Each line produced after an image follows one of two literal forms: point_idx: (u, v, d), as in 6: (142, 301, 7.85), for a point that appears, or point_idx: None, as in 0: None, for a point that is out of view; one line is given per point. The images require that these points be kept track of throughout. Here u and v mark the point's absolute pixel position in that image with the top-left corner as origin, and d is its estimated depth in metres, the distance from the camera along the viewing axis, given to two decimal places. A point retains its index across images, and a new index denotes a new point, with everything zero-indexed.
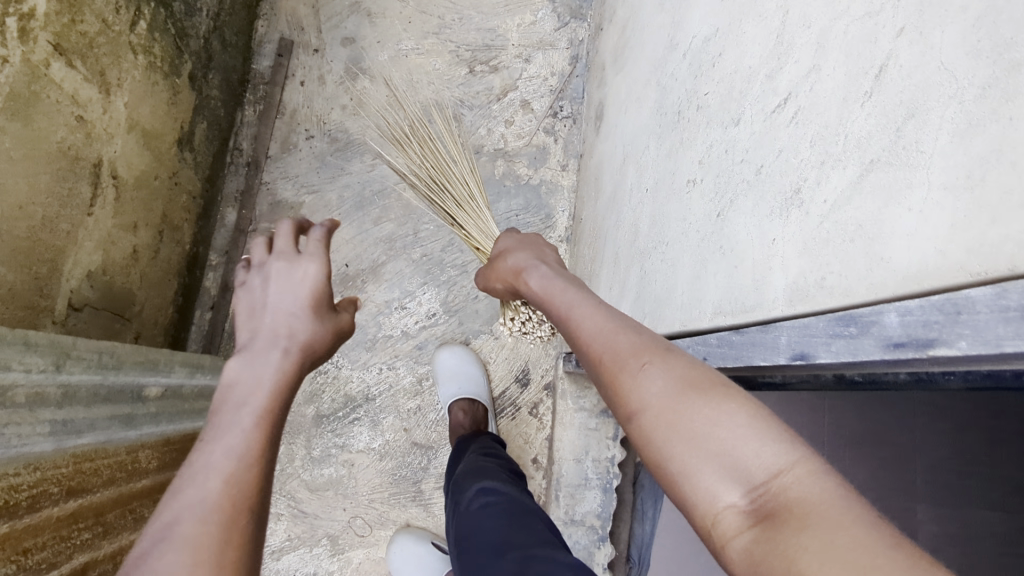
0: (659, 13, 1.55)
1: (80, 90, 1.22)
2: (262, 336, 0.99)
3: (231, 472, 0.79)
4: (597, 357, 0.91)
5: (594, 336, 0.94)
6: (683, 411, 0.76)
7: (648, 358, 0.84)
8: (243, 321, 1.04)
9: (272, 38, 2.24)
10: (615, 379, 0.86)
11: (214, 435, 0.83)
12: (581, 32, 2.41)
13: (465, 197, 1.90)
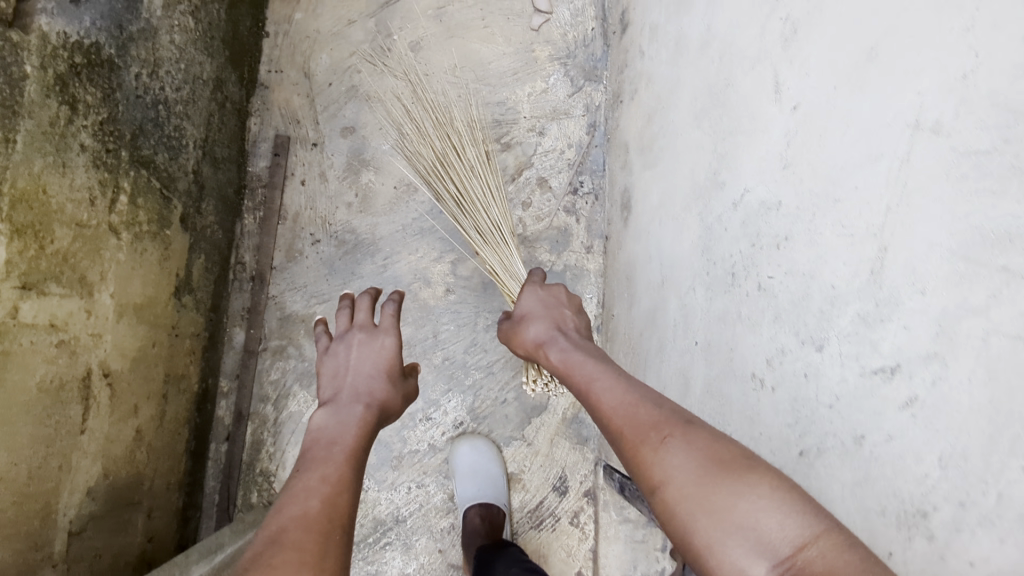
0: (696, 128, 1.37)
1: (59, 313, 1.09)
2: (350, 395, 1.31)
3: (327, 495, 1.01)
4: (621, 429, 0.97)
5: (617, 409, 1.01)
6: (707, 486, 0.83)
7: (668, 432, 0.91)
8: (328, 381, 1.38)
9: (266, 135, 2.07)
10: (638, 450, 0.92)
11: (323, 462, 1.09)
12: (597, 96, 2.22)
13: (489, 228, 1.82)
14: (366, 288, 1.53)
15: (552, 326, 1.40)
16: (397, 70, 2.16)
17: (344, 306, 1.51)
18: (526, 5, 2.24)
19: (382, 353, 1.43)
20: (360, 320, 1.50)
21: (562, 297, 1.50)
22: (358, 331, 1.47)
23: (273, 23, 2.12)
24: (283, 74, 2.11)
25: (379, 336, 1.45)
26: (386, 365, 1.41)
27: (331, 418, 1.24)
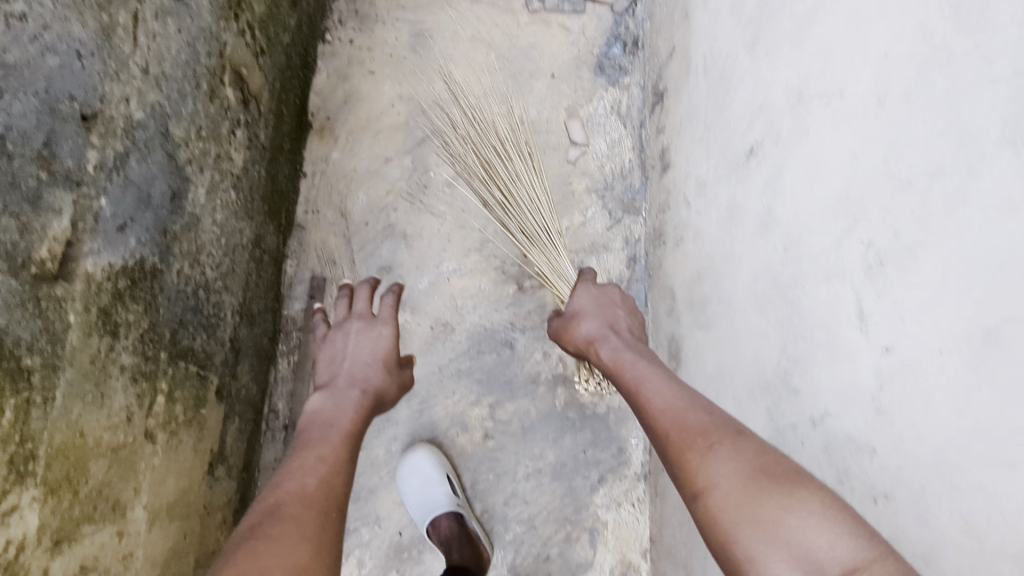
0: (758, 312, 1.30)
1: (89, 553, 1.03)
2: (346, 380, 1.63)
3: (323, 474, 1.24)
4: (670, 433, 1.11)
5: (667, 414, 1.15)
6: (752, 496, 0.96)
7: (719, 442, 1.04)
8: (326, 366, 1.68)
9: (303, 276, 2.05)
10: (687, 454, 1.06)
11: (319, 443, 1.36)
12: (637, 229, 2.18)
13: (537, 230, 1.97)
14: (360, 285, 1.78)
15: (605, 326, 1.61)
16: (434, 207, 2.15)
17: (341, 301, 1.77)
18: (562, 138, 2.23)
19: (373, 346, 1.69)
20: (354, 314, 1.76)
21: (614, 297, 1.72)
22: (352, 323, 1.73)
23: (310, 163, 2.12)
24: (319, 214, 2.10)
25: (370, 329, 1.71)
26: (376, 357, 1.68)
27: (332, 398, 1.57)
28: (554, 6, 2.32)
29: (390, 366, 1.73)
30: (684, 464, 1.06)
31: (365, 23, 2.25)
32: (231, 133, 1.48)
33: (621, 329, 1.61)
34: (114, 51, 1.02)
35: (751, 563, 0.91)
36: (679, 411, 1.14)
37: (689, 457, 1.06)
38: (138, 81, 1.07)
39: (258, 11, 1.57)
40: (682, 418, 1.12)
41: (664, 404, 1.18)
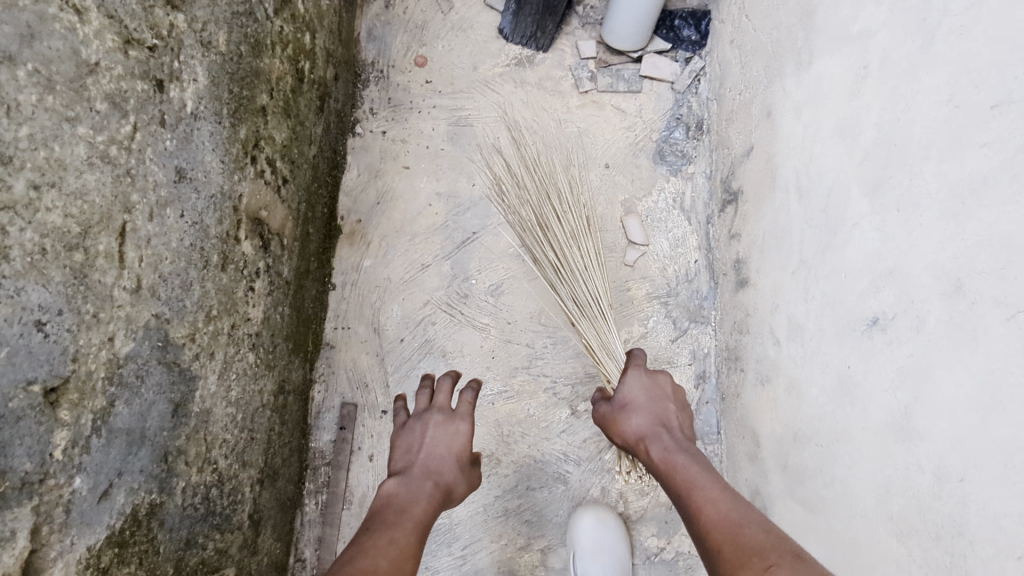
0: (897, 538, 1.03)
1: None
2: (421, 470, 1.43)
3: (394, 557, 1.16)
4: (722, 546, 1.07)
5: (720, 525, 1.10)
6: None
7: (774, 563, 0.98)
8: (402, 453, 1.50)
9: (332, 403, 1.84)
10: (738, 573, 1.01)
11: (392, 525, 1.25)
12: (705, 340, 1.92)
13: (588, 300, 1.77)
14: (448, 372, 1.61)
15: (655, 421, 1.40)
16: (476, 319, 1.92)
17: (426, 389, 1.60)
18: (618, 237, 1.99)
19: (454, 439, 1.51)
20: (438, 403, 1.58)
21: (667, 388, 1.49)
22: (435, 414, 1.54)
23: (339, 273, 1.92)
24: (350, 330, 1.89)
25: (454, 419, 1.53)
26: (457, 451, 1.49)
27: (402, 488, 1.37)
28: (607, 86, 2.09)
29: (468, 464, 1.52)
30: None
31: (399, 112, 2.04)
32: (250, 288, 1.28)
33: (673, 424, 1.40)
34: (95, 289, 0.88)
35: None
36: (734, 525, 1.09)
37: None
38: (121, 311, 0.92)
39: (279, 139, 1.38)
40: (735, 532, 1.07)
41: (717, 515, 1.12)
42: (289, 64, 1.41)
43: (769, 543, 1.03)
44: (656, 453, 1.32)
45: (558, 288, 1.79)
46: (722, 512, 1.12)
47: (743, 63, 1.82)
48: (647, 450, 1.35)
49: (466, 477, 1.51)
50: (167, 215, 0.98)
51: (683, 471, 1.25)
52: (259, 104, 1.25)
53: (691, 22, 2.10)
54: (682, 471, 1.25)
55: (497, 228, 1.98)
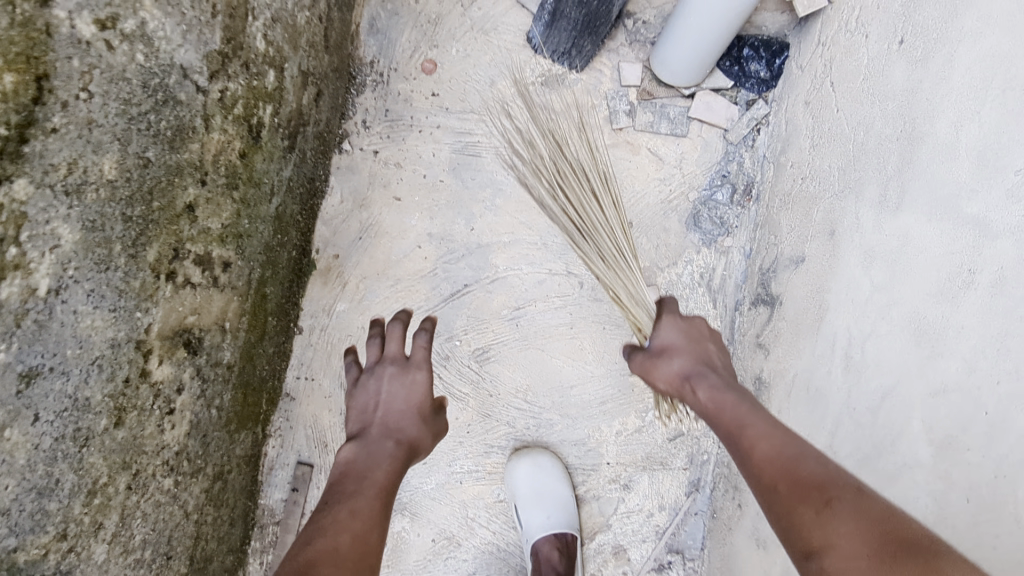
0: None
1: None
2: (380, 431, 1.25)
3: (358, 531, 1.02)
4: (776, 483, 0.91)
5: (771, 462, 0.95)
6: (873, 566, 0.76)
7: (835, 495, 0.85)
8: (358, 413, 1.30)
9: (287, 460, 1.69)
10: (797, 512, 0.86)
11: (352, 495, 1.09)
12: (707, 444, 1.71)
13: (613, 254, 1.52)
14: (399, 314, 1.39)
15: (697, 362, 1.20)
16: (454, 387, 1.72)
17: (375, 338, 1.39)
18: None
19: (412, 390, 1.31)
20: (390, 352, 1.37)
21: (706, 330, 1.28)
22: (389, 363, 1.34)
23: (308, 315, 1.70)
24: (314, 382, 1.70)
25: (409, 369, 1.33)
26: (418, 402, 1.29)
27: (360, 452, 1.20)
28: (647, 125, 1.74)
29: (435, 410, 1.34)
30: (796, 519, 0.86)
31: (395, 129, 1.73)
32: (167, 413, 1.09)
33: (718, 363, 1.20)
34: None
35: None
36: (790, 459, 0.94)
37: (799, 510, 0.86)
38: None
39: (219, 223, 1.12)
40: (790, 467, 0.92)
41: (768, 451, 0.96)
42: (239, 125, 1.12)
43: (831, 477, 0.88)
44: (703, 387, 1.14)
45: (585, 248, 1.55)
46: (777, 448, 0.96)
47: (813, 143, 1.47)
48: (691, 387, 1.16)
49: (434, 427, 1.33)
50: (5, 438, 0.75)
51: (732, 407, 1.08)
52: (183, 204, 0.99)
53: (762, 54, 1.71)
54: (731, 409, 1.07)
55: (492, 283, 1.73)
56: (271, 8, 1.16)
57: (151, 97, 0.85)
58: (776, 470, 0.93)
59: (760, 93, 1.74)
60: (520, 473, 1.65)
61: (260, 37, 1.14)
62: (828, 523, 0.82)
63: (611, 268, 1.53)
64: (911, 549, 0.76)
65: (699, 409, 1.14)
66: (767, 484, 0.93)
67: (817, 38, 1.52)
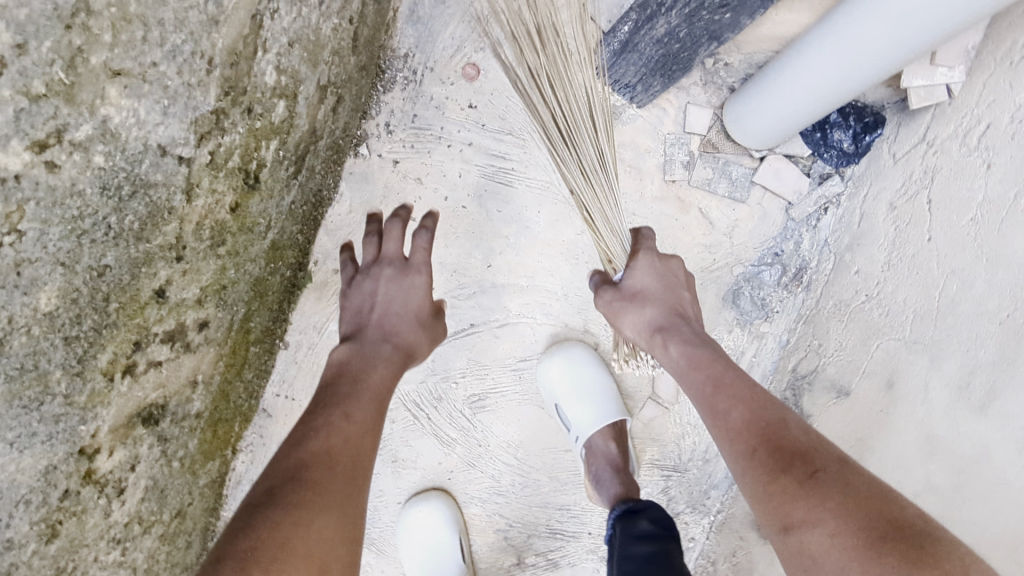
0: None
1: None
2: (377, 333, 1.12)
3: (350, 436, 0.91)
4: (758, 451, 0.86)
5: (752, 429, 0.88)
6: (853, 544, 0.74)
7: (822, 467, 0.81)
8: (353, 315, 1.16)
9: (255, 477, 1.59)
10: (777, 484, 0.82)
11: (344, 400, 0.97)
12: (696, 531, 1.63)
13: (594, 161, 1.21)
14: (402, 208, 1.21)
15: (671, 311, 1.08)
16: (442, 431, 1.60)
17: (373, 238, 1.21)
18: (642, 382, 1.60)
19: (411, 296, 1.16)
20: (390, 254, 1.20)
21: (682, 275, 1.14)
22: (387, 266, 1.18)
23: (296, 330, 1.55)
24: (294, 402, 1.57)
25: (408, 272, 1.18)
26: (416, 308, 1.16)
27: (354, 354, 1.07)
28: (704, 181, 1.53)
29: (431, 315, 1.20)
30: (777, 492, 0.81)
31: (421, 139, 1.52)
32: (117, 493, 0.96)
33: (690, 313, 1.09)
34: None
35: None
36: (772, 424, 0.88)
37: (783, 482, 0.81)
38: None
39: (196, 288, 0.95)
40: (770, 435, 0.86)
41: (745, 416, 0.90)
42: (233, 177, 0.93)
43: (814, 446, 0.85)
44: (677, 343, 1.03)
45: (566, 153, 1.21)
46: (753, 412, 0.90)
47: (893, 262, 1.27)
48: (662, 341, 1.05)
49: (431, 330, 1.20)
50: None
51: (709, 368, 0.98)
52: (151, 291, 0.82)
53: (851, 124, 1.47)
54: (708, 368, 0.98)
55: (500, 328, 1.58)
56: (288, 31, 0.94)
57: (96, 207, 0.68)
58: (756, 435, 0.87)
59: (838, 166, 1.52)
60: (553, 375, 1.53)
61: (271, 70, 0.93)
62: (812, 501, 0.79)
63: (588, 177, 1.22)
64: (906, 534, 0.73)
65: (668, 364, 1.04)
66: (746, 457, 0.86)
67: (924, 135, 1.30)
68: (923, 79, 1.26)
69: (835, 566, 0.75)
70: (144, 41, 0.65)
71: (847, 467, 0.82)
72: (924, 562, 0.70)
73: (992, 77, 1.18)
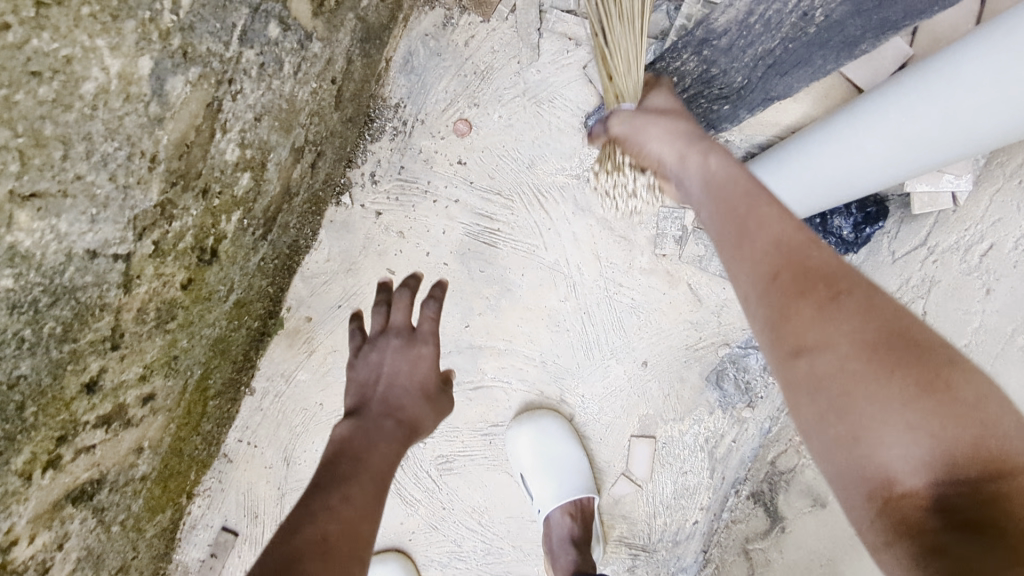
0: None
1: None
2: (377, 413, 0.88)
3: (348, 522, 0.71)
4: (779, 266, 0.65)
5: (776, 240, 0.67)
6: (870, 372, 0.57)
7: (850, 291, 0.61)
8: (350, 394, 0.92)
9: (211, 522, 1.54)
10: (794, 304, 0.62)
11: (343, 482, 0.76)
12: None
13: None
14: (413, 275, 1.00)
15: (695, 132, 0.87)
16: (406, 490, 1.55)
17: (381, 304, 0.99)
18: (616, 457, 1.55)
19: (417, 369, 0.94)
20: (397, 322, 0.98)
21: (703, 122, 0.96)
22: (394, 334, 0.96)
23: (263, 377, 1.50)
24: (256, 449, 1.53)
25: (416, 341, 0.96)
26: (425, 384, 0.94)
27: (352, 437, 0.84)
28: (694, 258, 1.48)
29: (439, 388, 0.96)
30: (791, 311, 0.62)
31: (406, 192, 1.46)
32: (40, 572, 0.95)
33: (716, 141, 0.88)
34: None
35: (852, 464, 0.57)
36: (801, 238, 0.67)
37: (802, 302, 0.62)
38: None
39: (140, 369, 0.94)
40: (798, 252, 0.65)
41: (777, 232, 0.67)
42: (184, 257, 0.91)
43: (843, 267, 0.64)
44: (709, 155, 0.81)
45: None
46: (787, 225, 0.68)
47: None
48: (695, 156, 0.82)
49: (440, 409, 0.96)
50: None
51: (739, 182, 0.75)
52: (80, 384, 0.85)
53: (854, 211, 1.28)
54: (735, 182, 0.76)
55: (473, 391, 1.53)
56: (255, 106, 0.91)
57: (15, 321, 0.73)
58: (779, 252, 0.66)
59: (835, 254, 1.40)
60: (519, 444, 1.49)
61: (232, 147, 0.90)
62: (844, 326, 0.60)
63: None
64: (928, 362, 0.57)
65: (697, 177, 0.81)
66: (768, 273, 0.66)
67: (924, 240, 1.23)
68: (928, 184, 1.20)
69: (840, 394, 0.58)
70: (62, 161, 0.71)
71: (873, 290, 0.62)
72: (941, 393, 0.55)
73: (1000, 195, 1.15)
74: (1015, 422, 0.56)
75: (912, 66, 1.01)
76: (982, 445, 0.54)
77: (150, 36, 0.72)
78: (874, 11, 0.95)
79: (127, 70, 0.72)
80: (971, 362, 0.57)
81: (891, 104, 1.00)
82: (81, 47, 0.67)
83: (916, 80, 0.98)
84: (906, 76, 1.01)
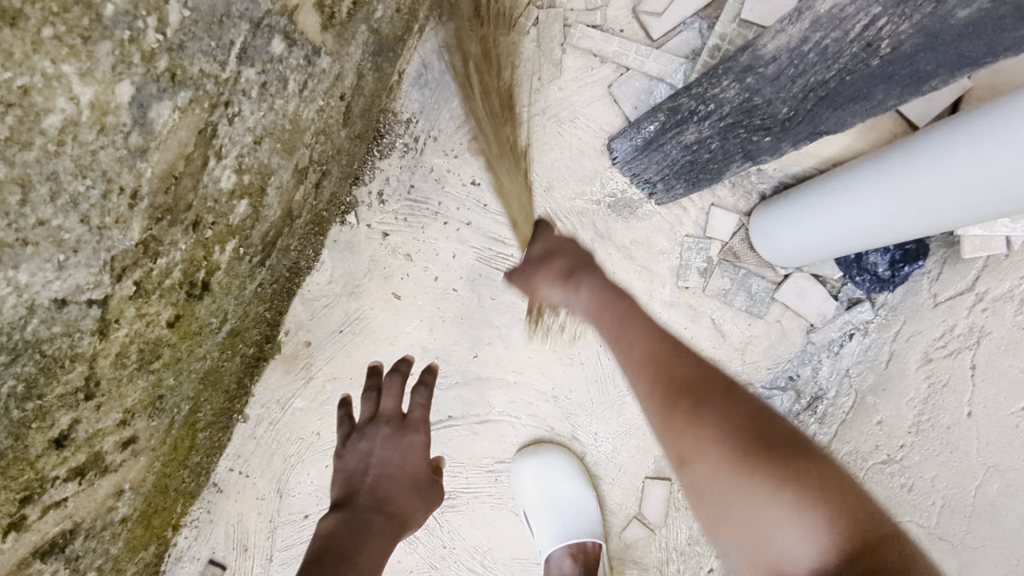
0: None
1: None
2: (368, 504, 0.78)
3: None
4: (654, 390, 0.67)
5: (642, 367, 0.69)
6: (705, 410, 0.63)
7: (708, 402, 0.64)
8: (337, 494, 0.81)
9: (198, 555, 1.45)
10: (670, 417, 0.64)
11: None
12: None
13: None
14: (406, 358, 0.90)
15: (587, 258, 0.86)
16: None
17: (370, 390, 0.89)
18: (629, 498, 1.46)
19: (409, 459, 0.84)
20: (387, 409, 0.87)
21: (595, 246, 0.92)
22: (384, 422, 0.85)
23: (257, 404, 1.41)
24: (248, 479, 1.44)
25: (407, 428, 0.85)
26: (418, 471, 0.84)
27: (341, 530, 0.74)
28: (720, 292, 1.39)
29: (431, 477, 0.85)
30: (672, 442, 0.64)
31: (415, 213, 1.37)
32: None
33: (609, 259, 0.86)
34: None
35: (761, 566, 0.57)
36: (668, 360, 0.69)
37: (681, 416, 0.64)
38: None
39: (119, 415, 0.92)
40: (668, 372, 0.67)
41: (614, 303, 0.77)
42: (170, 294, 0.87)
43: (705, 375, 0.67)
44: (584, 291, 0.80)
45: None
46: (652, 348, 0.71)
47: (922, 424, 1.20)
48: (576, 281, 0.82)
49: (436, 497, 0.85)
50: None
51: (620, 313, 0.76)
52: (56, 433, 0.83)
53: (891, 249, 1.29)
54: (612, 313, 0.76)
55: (479, 425, 1.44)
56: (255, 129, 0.85)
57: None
58: (653, 376, 0.68)
59: (869, 292, 1.36)
60: (525, 480, 1.41)
61: (228, 173, 0.85)
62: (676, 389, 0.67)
63: None
64: (777, 442, 0.60)
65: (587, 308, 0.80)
66: (638, 347, 0.71)
67: (972, 283, 1.19)
68: (980, 228, 1.15)
69: (730, 492, 0.59)
70: (21, 206, 0.65)
71: (734, 394, 0.65)
72: (794, 474, 0.58)
73: None
74: (868, 505, 0.57)
75: (985, 104, 0.90)
76: (843, 527, 0.54)
77: (130, 58, 0.65)
78: (953, 44, 0.73)
79: (102, 99, 0.65)
80: (814, 446, 0.61)
81: (957, 144, 0.91)
82: (42, 75, 0.60)
83: (989, 122, 0.88)
84: (972, 114, 0.92)
